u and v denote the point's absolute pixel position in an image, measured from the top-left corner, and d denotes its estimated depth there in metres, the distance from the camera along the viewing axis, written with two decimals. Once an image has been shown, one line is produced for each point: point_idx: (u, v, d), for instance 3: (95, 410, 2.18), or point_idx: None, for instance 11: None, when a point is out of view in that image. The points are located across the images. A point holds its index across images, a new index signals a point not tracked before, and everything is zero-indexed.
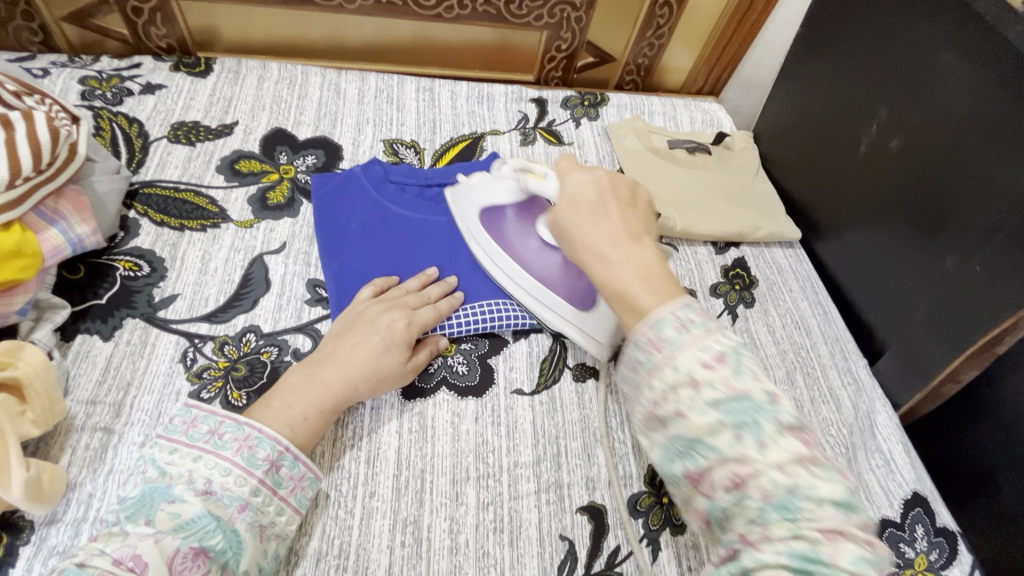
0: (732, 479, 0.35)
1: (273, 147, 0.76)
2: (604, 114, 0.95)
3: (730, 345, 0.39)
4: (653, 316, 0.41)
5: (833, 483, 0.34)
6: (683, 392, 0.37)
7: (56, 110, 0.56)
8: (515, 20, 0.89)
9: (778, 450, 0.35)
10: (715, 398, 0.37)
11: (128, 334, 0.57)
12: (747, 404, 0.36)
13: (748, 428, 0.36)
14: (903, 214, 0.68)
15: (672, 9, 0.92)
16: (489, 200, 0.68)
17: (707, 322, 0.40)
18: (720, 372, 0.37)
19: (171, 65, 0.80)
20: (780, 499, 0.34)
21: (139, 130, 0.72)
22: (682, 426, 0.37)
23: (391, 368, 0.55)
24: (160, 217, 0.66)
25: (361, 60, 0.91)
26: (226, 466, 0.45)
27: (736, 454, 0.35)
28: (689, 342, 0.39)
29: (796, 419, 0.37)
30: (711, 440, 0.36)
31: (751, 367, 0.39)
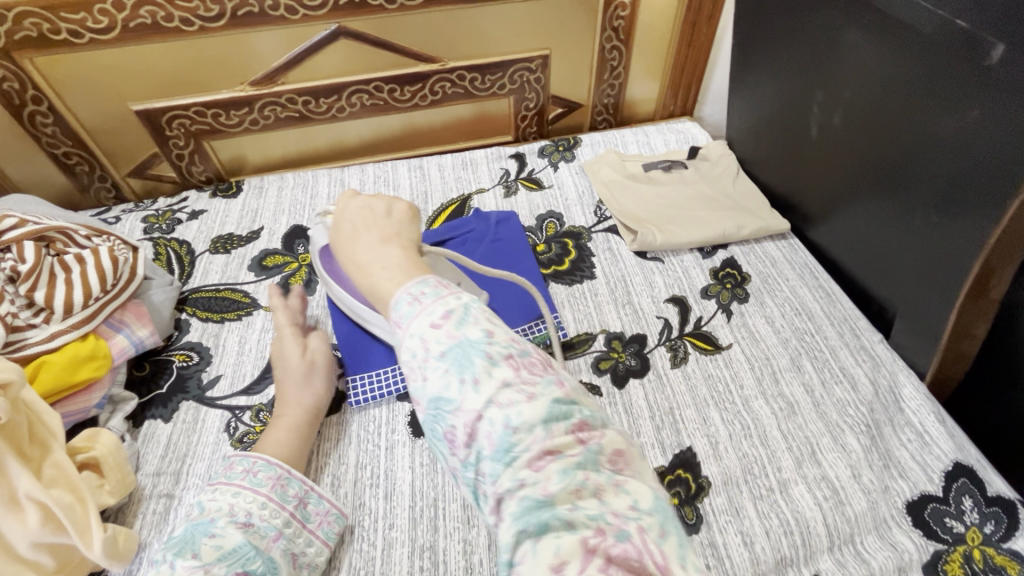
0: (466, 434, 0.35)
1: (292, 241, 0.89)
2: (579, 154, 1.04)
3: (457, 303, 0.39)
4: (394, 299, 0.41)
5: (543, 400, 0.35)
6: (418, 355, 0.37)
7: (121, 242, 0.71)
8: (483, 93, 1.01)
9: (490, 380, 0.35)
10: (439, 352, 0.36)
11: (184, 414, 0.68)
12: (477, 350, 0.36)
13: (467, 368, 0.36)
14: (867, 181, 0.69)
15: (621, 50, 1.01)
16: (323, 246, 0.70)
17: (440, 289, 0.40)
18: (444, 329, 0.37)
19: (210, 193, 0.97)
20: (503, 443, 0.34)
21: (187, 249, 0.88)
22: (425, 391, 0.36)
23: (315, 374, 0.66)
24: (205, 314, 0.79)
25: (362, 154, 1.06)
26: (262, 500, 0.54)
27: (456, 412, 0.35)
28: (419, 312, 0.39)
29: (515, 347, 0.38)
30: (442, 396, 0.36)
31: (478, 315, 0.39)
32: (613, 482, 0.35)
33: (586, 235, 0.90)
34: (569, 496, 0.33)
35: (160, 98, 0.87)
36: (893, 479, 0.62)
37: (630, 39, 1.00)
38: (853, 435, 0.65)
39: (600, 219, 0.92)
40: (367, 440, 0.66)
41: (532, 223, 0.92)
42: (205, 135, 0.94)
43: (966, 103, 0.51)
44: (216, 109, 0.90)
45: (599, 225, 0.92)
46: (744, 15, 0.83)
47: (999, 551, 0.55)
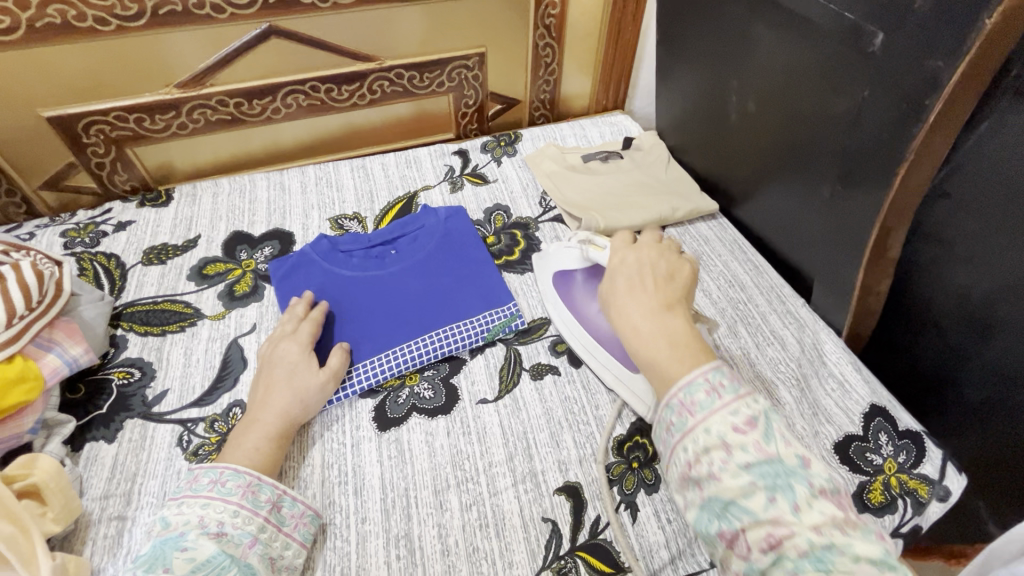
0: (768, 542, 0.38)
1: (234, 248, 0.86)
2: (521, 148, 1.07)
3: (759, 412, 0.44)
4: (684, 380, 0.46)
5: (870, 540, 0.38)
6: (717, 452, 0.42)
7: (40, 257, 0.67)
8: (422, 91, 1.02)
9: (811, 510, 0.39)
10: (747, 460, 0.41)
11: (129, 433, 0.64)
12: (779, 466, 0.41)
13: (781, 490, 0.40)
14: (781, 160, 0.76)
15: (554, 48, 1.05)
16: (562, 266, 0.75)
17: (737, 388, 0.46)
18: (751, 436, 0.42)
19: (137, 203, 0.92)
20: (818, 557, 0.37)
21: (117, 262, 0.83)
22: (716, 486, 0.41)
23: (306, 380, 0.65)
24: (144, 328, 0.75)
25: (301, 157, 1.04)
26: (234, 508, 0.53)
27: (747, 510, 0.40)
28: (719, 407, 0.44)
29: (828, 482, 0.41)
30: (744, 501, 0.40)
31: (781, 433, 0.43)
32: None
33: (533, 225, 0.92)
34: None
35: (73, 103, 0.82)
36: (822, 424, 0.69)
37: (562, 36, 1.04)
38: (786, 388, 0.72)
39: (545, 209, 0.95)
40: (332, 439, 0.65)
41: (480, 217, 0.94)
42: (127, 142, 0.88)
43: (856, 85, 0.58)
44: (139, 114, 0.86)
45: (545, 215, 0.95)
46: (665, 12, 0.90)
47: (911, 476, 0.64)
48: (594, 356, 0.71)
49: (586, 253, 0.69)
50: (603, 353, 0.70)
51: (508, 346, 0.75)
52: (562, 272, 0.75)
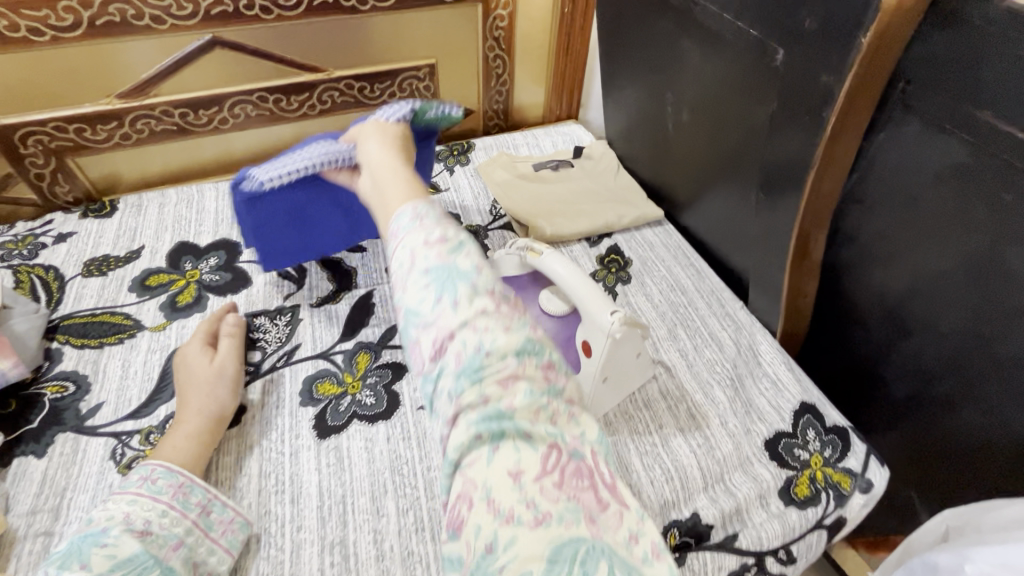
0: (436, 349, 0.41)
1: (178, 258, 0.85)
2: (473, 158, 1.09)
3: (453, 234, 0.47)
4: (395, 215, 0.50)
5: (518, 332, 0.42)
6: (405, 263, 0.46)
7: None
8: (373, 102, 1.03)
9: (466, 304, 0.42)
10: (425, 266, 0.45)
11: (60, 447, 0.64)
12: (450, 270, 0.44)
13: (446, 291, 0.43)
14: (714, 168, 0.79)
15: (504, 59, 1.07)
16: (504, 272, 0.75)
17: (421, 220, 0.49)
18: (435, 248, 0.45)
19: (80, 213, 0.91)
20: (469, 362, 0.40)
21: (56, 274, 0.81)
22: (409, 304, 0.44)
23: (204, 373, 0.66)
24: (81, 341, 0.74)
25: (253, 166, 1.03)
26: (161, 508, 0.54)
27: (418, 326, 0.43)
28: (416, 229, 0.48)
29: (497, 286, 0.45)
30: (417, 308, 0.44)
31: (469, 251, 0.46)
32: (569, 414, 0.40)
33: (482, 232, 0.94)
34: (530, 413, 0.39)
35: (7, 113, 0.80)
36: (754, 422, 0.71)
37: (512, 48, 1.06)
38: (720, 388, 0.75)
39: (495, 217, 0.97)
40: (271, 447, 0.65)
41: None
42: (68, 152, 0.87)
43: (769, 98, 0.61)
44: (79, 124, 0.85)
45: (494, 223, 0.96)
46: (604, 27, 0.93)
47: (836, 470, 0.66)
48: None
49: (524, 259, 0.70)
50: None
51: None
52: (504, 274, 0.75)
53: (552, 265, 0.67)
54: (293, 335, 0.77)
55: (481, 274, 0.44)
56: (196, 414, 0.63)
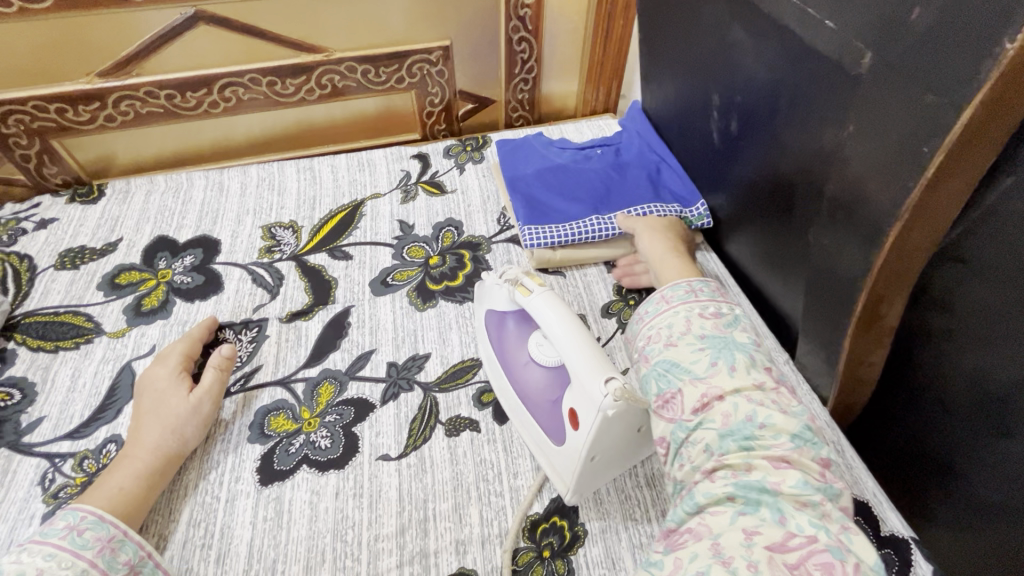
0: (701, 403, 0.48)
1: (154, 255, 0.79)
2: (489, 154, 0.96)
3: (727, 311, 0.56)
4: (673, 284, 0.60)
5: (792, 419, 0.46)
6: (679, 329, 0.54)
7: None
8: (379, 87, 0.91)
9: (745, 376, 0.48)
10: (702, 335, 0.53)
11: None
12: (730, 342, 0.52)
13: (725, 357, 0.50)
14: (765, 194, 0.63)
15: (530, 42, 0.93)
16: (492, 304, 0.64)
17: (713, 292, 0.58)
18: (713, 322, 0.54)
19: (66, 198, 0.86)
20: (737, 427, 0.45)
21: (29, 265, 0.77)
22: (669, 354, 0.53)
23: (173, 409, 0.59)
24: (37, 343, 0.69)
25: (250, 153, 0.96)
26: (83, 566, 0.47)
27: (705, 374, 0.49)
28: (694, 301, 0.57)
29: (771, 364, 0.52)
30: (685, 367, 0.50)
31: (743, 326, 0.54)
32: (842, 522, 0.39)
33: (484, 245, 0.82)
34: (793, 499, 0.40)
35: None
36: None
37: (540, 29, 0.92)
38: None
39: (503, 227, 0.85)
40: (208, 490, 0.58)
41: (428, 233, 0.84)
42: (52, 133, 0.82)
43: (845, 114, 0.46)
44: (60, 104, 0.79)
45: (500, 235, 0.84)
46: (645, 9, 0.77)
47: None
48: (519, 416, 0.60)
49: (513, 296, 0.59)
50: (523, 415, 0.59)
51: (427, 392, 0.65)
52: (495, 308, 0.64)
53: (537, 309, 0.55)
54: (255, 355, 0.69)
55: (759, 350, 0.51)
56: (149, 454, 0.56)
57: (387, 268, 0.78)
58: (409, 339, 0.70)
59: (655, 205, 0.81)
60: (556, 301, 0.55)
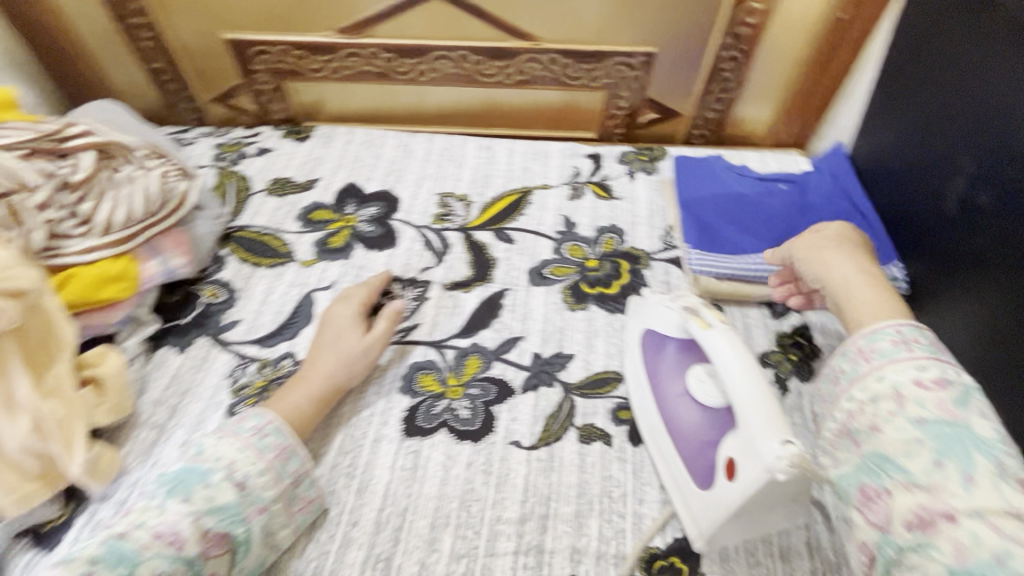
0: (915, 518, 0.40)
1: (345, 200, 0.87)
2: (663, 168, 0.93)
3: (957, 381, 0.45)
4: (872, 330, 0.50)
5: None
6: (885, 405, 0.46)
7: (152, 154, 0.70)
8: (573, 82, 0.92)
9: (988, 494, 0.39)
10: (921, 420, 0.43)
11: (195, 350, 0.68)
12: (963, 433, 0.42)
13: (954, 459, 0.41)
14: (1009, 289, 0.58)
15: (738, 63, 0.88)
16: (655, 324, 0.63)
17: (931, 348, 0.48)
18: (934, 396, 0.44)
19: (282, 133, 0.97)
20: (974, 564, 0.37)
21: (246, 185, 0.88)
22: (875, 441, 0.45)
23: (347, 348, 0.64)
24: (244, 255, 0.79)
25: (436, 123, 1.02)
26: (262, 467, 0.54)
27: (932, 482, 0.41)
28: (908, 361, 0.47)
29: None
30: (900, 463, 0.43)
31: (977, 404, 0.44)
32: None
33: (644, 259, 0.80)
34: None
35: (252, 31, 0.87)
36: None
37: (753, 52, 0.87)
38: None
39: (666, 246, 0.82)
40: (357, 426, 0.63)
41: (590, 234, 0.84)
42: (288, 76, 0.93)
43: None
44: (301, 52, 0.89)
45: (662, 253, 0.82)
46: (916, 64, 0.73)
47: None
48: (659, 444, 0.59)
49: (686, 324, 0.57)
50: (667, 445, 0.58)
51: (567, 393, 0.66)
52: (656, 329, 0.63)
53: (714, 346, 0.53)
54: (415, 313, 0.73)
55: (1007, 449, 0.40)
56: (320, 383, 0.62)
57: (546, 260, 0.80)
58: (556, 335, 0.71)
59: None
60: (735, 343, 0.52)
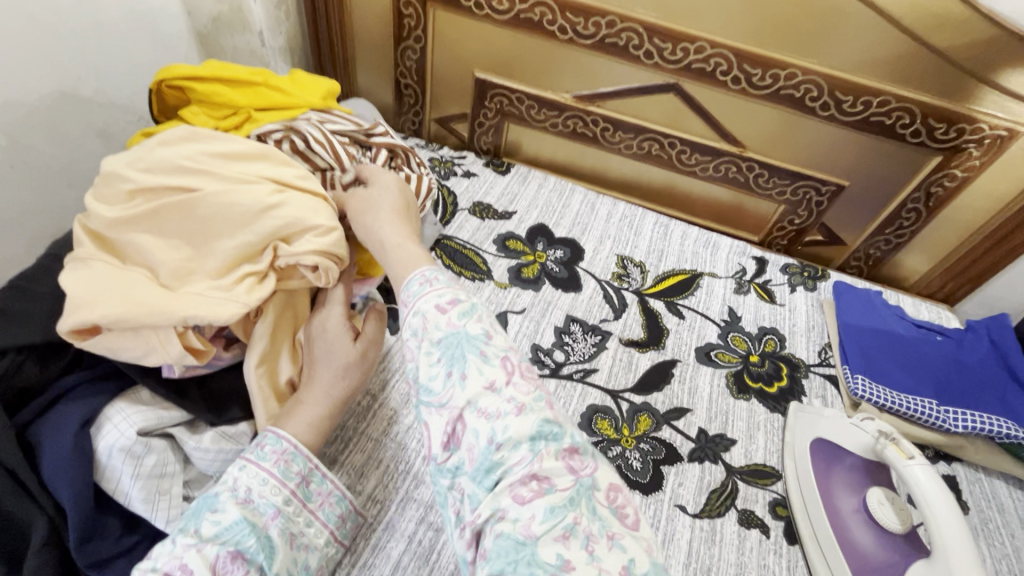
0: (447, 434, 0.45)
1: (535, 237, 0.96)
2: (821, 288, 1.00)
3: (465, 298, 0.51)
4: (407, 280, 0.53)
5: (530, 420, 0.44)
6: (417, 335, 0.49)
7: (420, 165, 0.78)
8: (759, 190, 1.01)
9: (479, 381, 0.46)
10: (437, 336, 0.48)
11: (405, 335, 0.77)
12: (459, 339, 0.47)
13: (456, 365, 0.46)
14: None
15: (920, 215, 0.95)
16: (837, 438, 0.69)
17: (425, 288, 0.51)
18: (447, 316, 0.49)
19: (485, 162, 1.09)
20: (482, 460, 0.43)
21: (452, 201, 0.99)
22: (415, 373, 0.48)
23: (343, 355, 0.59)
24: (449, 263, 0.88)
25: (617, 189, 1.12)
26: (263, 476, 0.51)
27: (446, 393, 0.46)
28: (427, 293, 0.51)
29: (506, 351, 0.49)
30: (428, 387, 0.47)
31: (479, 314, 0.50)
32: (605, 536, 0.42)
33: (803, 369, 0.86)
34: (548, 535, 0.41)
35: (499, 76, 1.00)
36: None
37: (938, 210, 0.93)
38: None
39: (822, 362, 0.88)
40: None
41: (752, 331, 0.90)
42: (510, 118, 1.05)
43: None
44: (532, 103, 1.01)
45: (819, 367, 0.87)
46: None
47: None
48: (820, 549, 0.62)
49: (881, 450, 0.62)
50: (832, 552, 0.61)
51: (730, 474, 0.70)
52: (831, 443, 0.69)
53: (918, 477, 0.57)
54: (594, 358, 0.80)
55: (486, 343, 0.47)
56: (331, 400, 0.58)
57: (712, 343, 0.86)
58: (721, 417, 0.76)
59: (1005, 421, 0.78)
60: (937, 480, 0.56)
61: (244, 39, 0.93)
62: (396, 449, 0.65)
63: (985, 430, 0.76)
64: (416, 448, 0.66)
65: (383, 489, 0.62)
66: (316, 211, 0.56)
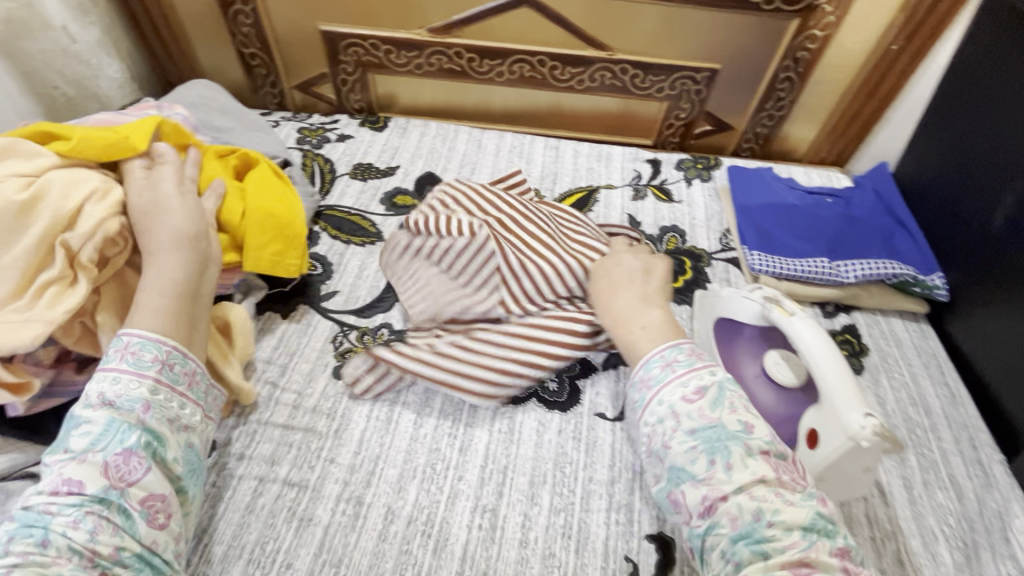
0: (705, 506, 0.48)
1: (424, 187, 0.92)
2: (717, 176, 1.00)
3: (712, 383, 0.53)
4: (646, 359, 0.57)
5: (802, 510, 0.46)
6: (666, 423, 0.52)
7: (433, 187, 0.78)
8: (638, 92, 0.99)
9: (744, 473, 0.48)
10: (690, 428, 0.51)
11: (299, 315, 0.74)
12: (718, 432, 0.50)
13: (718, 453, 0.49)
14: None
15: (794, 83, 0.96)
16: (731, 314, 0.69)
17: (692, 363, 0.55)
18: (698, 405, 0.52)
19: (359, 122, 1.02)
20: (745, 530, 0.45)
21: (331, 168, 0.93)
22: (667, 456, 0.51)
23: (162, 216, 0.57)
24: (335, 232, 0.84)
25: (504, 122, 1.08)
26: (114, 374, 0.49)
27: (709, 475, 0.48)
28: (672, 381, 0.54)
29: (770, 447, 0.50)
30: (683, 468, 0.50)
31: (731, 403, 0.52)
32: None
33: (706, 258, 0.87)
34: None
35: (347, 25, 0.93)
36: None
37: (809, 75, 0.94)
38: (947, 548, 0.60)
39: (724, 247, 0.89)
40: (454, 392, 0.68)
41: (654, 233, 0.90)
42: (372, 68, 0.99)
43: None
44: (390, 46, 0.95)
45: (721, 253, 0.88)
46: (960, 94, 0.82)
47: None
48: None
49: (767, 315, 0.63)
50: None
51: None
52: (728, 317, 0.69)
53: (801, 331, 0.59)
54: None
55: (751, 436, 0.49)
56: (176, 243, 0.56)
57: None
58: None
59: (891, 263, 0.82)
60: (817, 329, 0.59)
61: (51, 39, 0.82)
62: (306, 430, 0.64)
63: (872, 275, 0.81)
64: (327, 424, 0.64)
65: (298, 471, 0.61)
66: (96, 189, 0.56)
